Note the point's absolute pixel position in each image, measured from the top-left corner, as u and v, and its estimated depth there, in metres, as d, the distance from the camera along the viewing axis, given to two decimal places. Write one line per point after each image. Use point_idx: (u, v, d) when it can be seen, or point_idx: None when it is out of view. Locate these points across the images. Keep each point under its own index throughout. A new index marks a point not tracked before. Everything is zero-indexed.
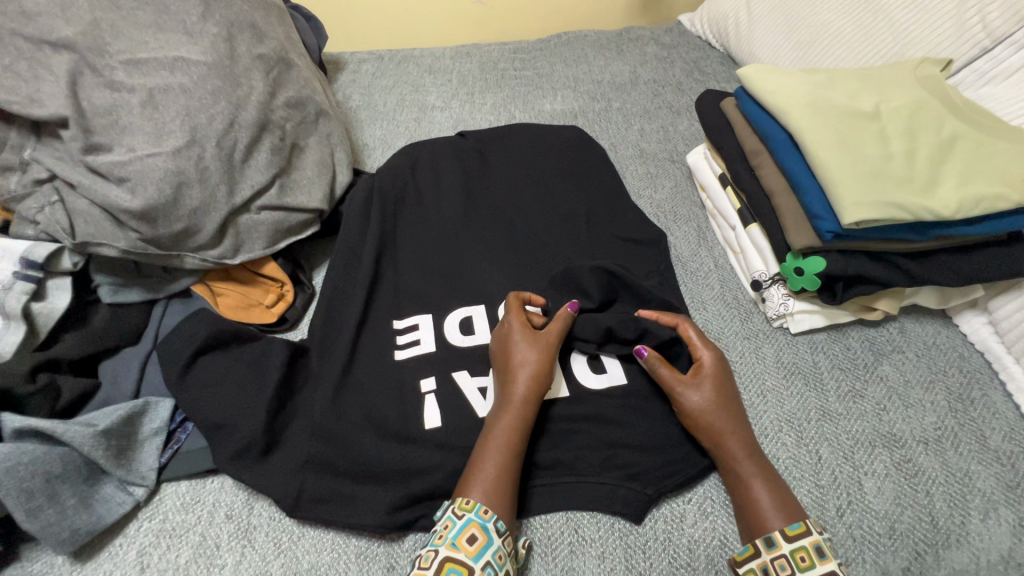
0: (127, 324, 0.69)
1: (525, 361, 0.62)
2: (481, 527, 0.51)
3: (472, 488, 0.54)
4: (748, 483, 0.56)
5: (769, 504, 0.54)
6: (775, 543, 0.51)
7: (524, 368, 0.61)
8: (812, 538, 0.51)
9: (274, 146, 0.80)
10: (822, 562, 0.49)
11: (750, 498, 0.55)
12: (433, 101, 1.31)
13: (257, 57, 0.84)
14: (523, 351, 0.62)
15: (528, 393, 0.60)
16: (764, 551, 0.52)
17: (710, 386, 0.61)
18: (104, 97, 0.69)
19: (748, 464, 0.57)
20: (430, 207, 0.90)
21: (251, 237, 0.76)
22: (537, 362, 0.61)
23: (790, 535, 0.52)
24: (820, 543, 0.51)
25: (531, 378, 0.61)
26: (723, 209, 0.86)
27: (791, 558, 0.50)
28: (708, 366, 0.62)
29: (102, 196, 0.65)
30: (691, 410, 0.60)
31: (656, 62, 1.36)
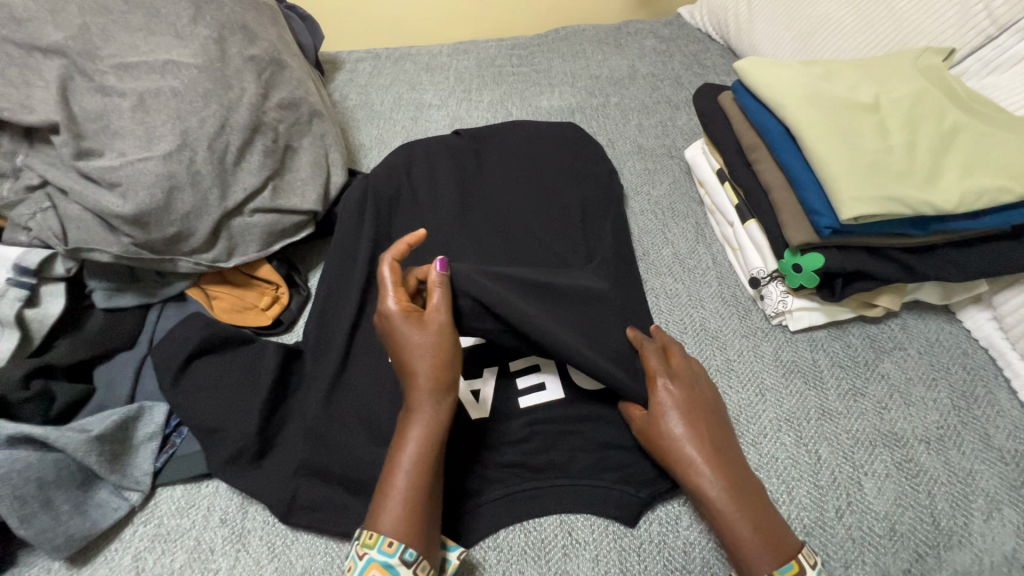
0: (121, 329, 0.69)
1: (420, 355, 0.55)
2: (384, 566, 0.47)
3: (377, 522, 0.50)
4: (727, 515, 0.50)
5: (752, 537, 0.49)
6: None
7: (419, 349, 0.55)
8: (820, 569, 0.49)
9: (267, 148, 0.80)
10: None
11: (731, 531, 0.50)
12: (430, 99, 1.30)
13: (249, 58, 0.84)
14: (410, 343, 0.56)
15: (428, 390, 0.54)
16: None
17: (679, 408, 0.56)
18: (95, 102, 0.69)
19: (724, 493, 0.51)
20: (424, 207, 0.90)
21: (244, 240, 0.76)
22: (434, 353, 0.56)
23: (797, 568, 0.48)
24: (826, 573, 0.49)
25: (431, 376, 0.55)
26: (721, 205, 0.85)
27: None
28: (667, 392, 0.57)
29: (94, 201, 0.65)
30: (666, 438, 0.55)
31: (655, 57, 1.35)
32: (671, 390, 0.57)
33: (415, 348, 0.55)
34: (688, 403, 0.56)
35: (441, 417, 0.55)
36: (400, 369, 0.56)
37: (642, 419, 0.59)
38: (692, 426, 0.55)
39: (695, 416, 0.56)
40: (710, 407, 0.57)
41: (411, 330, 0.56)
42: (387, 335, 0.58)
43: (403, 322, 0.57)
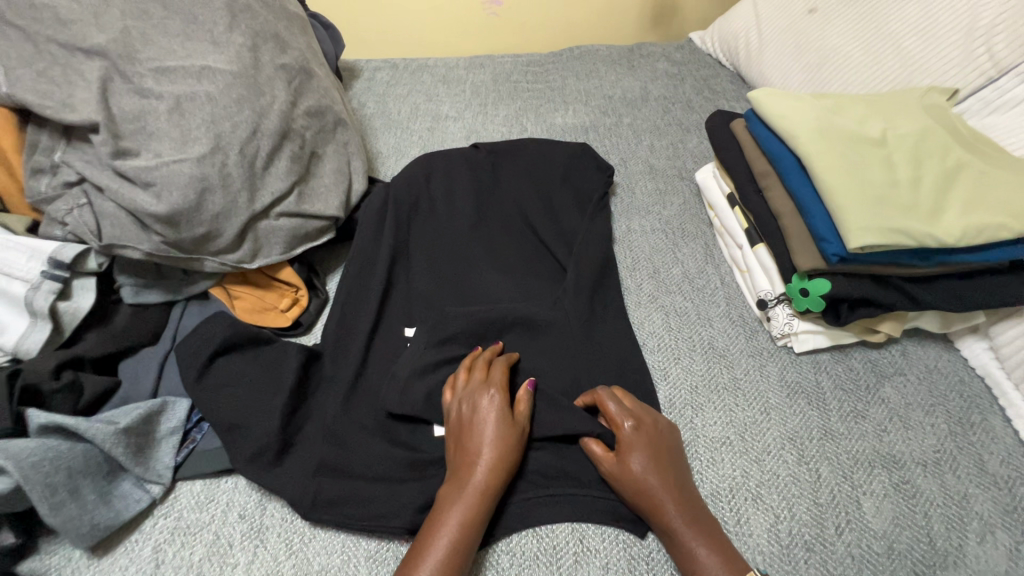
0: (146, 325, 0.71)
1: (484, 439, 0.60)
2: None
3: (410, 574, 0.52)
4: (691, 549, 0.54)
5: (715, 567, 0.53)
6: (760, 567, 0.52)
7: (487, 432, 0.60)
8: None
9: (294, 154, 0.82)
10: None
11: (696, 562, 0.54)
12: (446, 111, 1.33)
13: (280, 66, 0.86)
14: (480, 425, 0.61)
15: (484, 476, 0.58)
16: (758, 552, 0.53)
17: (644, 450, 0.59)
18: (133, 104, 0.72)
19: (687, 529, 0.55)
20: (443, 217, 0.92)
21: (269, 243, 0.78)
22: (499, 443, 0.60)
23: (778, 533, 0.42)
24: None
25: (493, 461, 0.59)
26: (731, 228, 0.87)
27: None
28: (631, 435, 0.60)
29: (129, 199, 0.67)
30: (634, 478, 0.58)
31: (667, 79, 1.40)
32: (634, 433, 0.60)
33: (484, 432, 0.60)
34: (651, 445, 0.60)
35: (491, 498, 0.57)
36: (462, 444, 0.60)
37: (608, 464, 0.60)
38: (652, 467, 0.58)
39: (659, 459, 0.59)
40: (669, 447, 0.61)
41: (490, 408, 0.62)
42: (456, 414, 0.63)
43: (497, 408, 0.62)
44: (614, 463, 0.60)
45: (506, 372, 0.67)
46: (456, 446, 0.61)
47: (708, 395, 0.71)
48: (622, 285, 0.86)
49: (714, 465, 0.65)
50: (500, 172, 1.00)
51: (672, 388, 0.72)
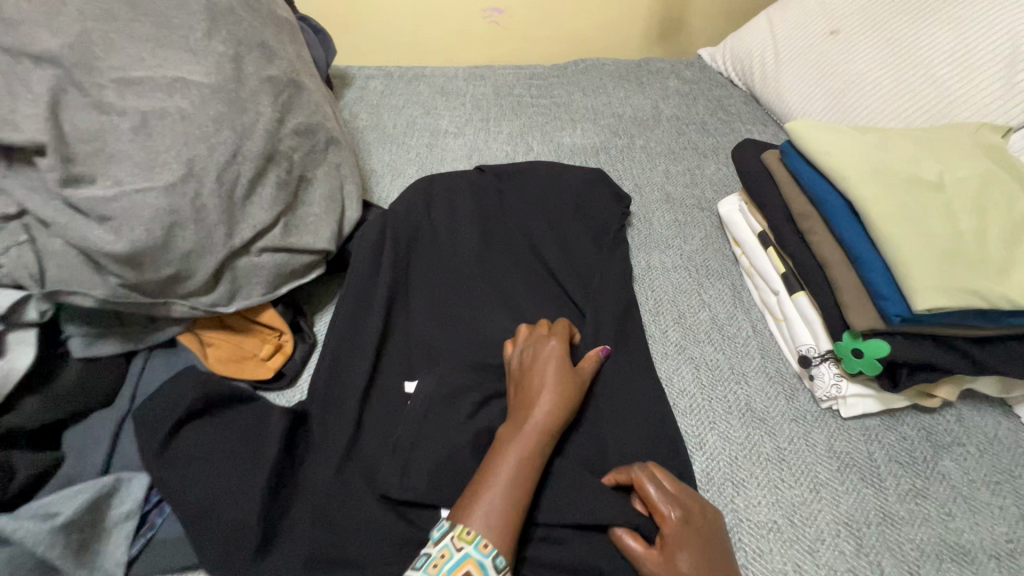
0: (100, 384, 0.60)
1: (545, 400, 0.60)
2: (479, 564, 0.48)
3: (471, 514, 0.51)
4: None
5: None
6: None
7: (548, 386, 0.61)
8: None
9: (281, 180, 0.72)
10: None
11: None
12: (445, 126, 1.24)
13: (266, 79, 0.76)
14: (541, 360, 0.64)
15: (546, 419, 0.59)
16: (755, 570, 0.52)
17: (690, 548, 0.51)
18: (89, 121, 0.61)
19: None
20: (446, 248, 0.83)
21: (249, 283, 0.68)
22: (560, 402, 0.60)
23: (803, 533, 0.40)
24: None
25: (554, 393, 0.61)
26: (764, 271, 0.80)
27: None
28: (675, 529, 0.52)
29: (82, 236, 0.57)
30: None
31: (679, 99, 1.33)
32: (678, 526, 0.52)
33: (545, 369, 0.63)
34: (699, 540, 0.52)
35: (551, 437, 0.58)
36: (523, 390, 0.62)
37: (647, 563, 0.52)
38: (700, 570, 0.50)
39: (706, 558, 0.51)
40: (716, 542, 0.53)
41: (550, 362, 0.63)
42: (516, 377, 0.65)
43: (558, 358, 0.64)
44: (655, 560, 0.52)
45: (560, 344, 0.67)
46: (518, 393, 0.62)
47: (749, 469, 0.63)
48: (646, 332, 0.78)
49: (762, 557, 0.56)
50: (508, 197, 0.91)
51: (709, 461, 0.64)
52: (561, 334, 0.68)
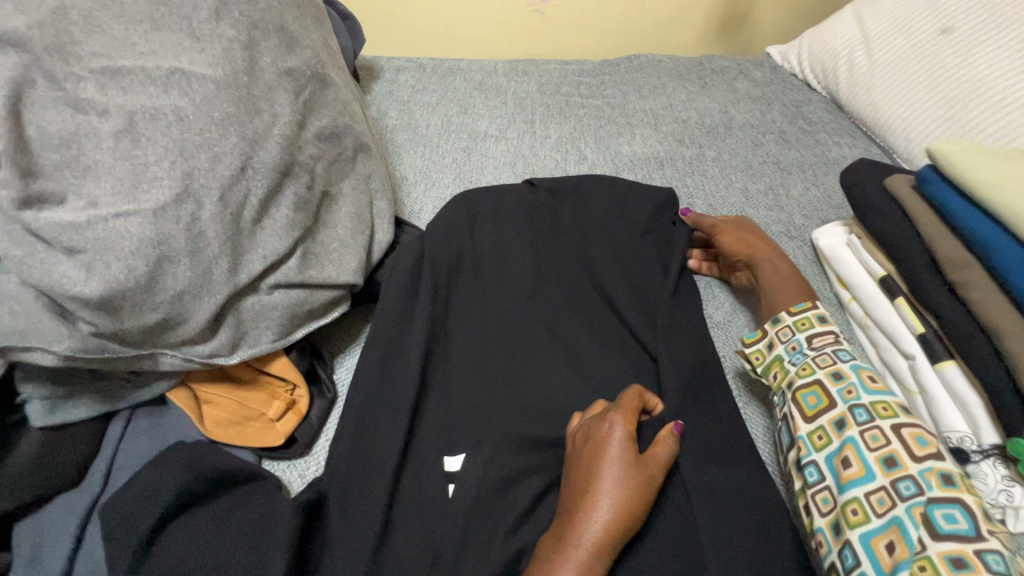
0: (67, 458, 0.48)
1: (599, 508, 0.45)
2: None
3: None
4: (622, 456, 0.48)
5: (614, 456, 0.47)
6: (779, 320, 0.62)
7: (604, 484, 0.46)
8: (833, 413, 0.53)
9: (300, 198, 0.58)
10: (840, 435, 0.52)
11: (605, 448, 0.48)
12: (485, 127, 1.09)
13: (285, 71, 0.63)
14: (601, 443, 0.48)
15: (600, 537, 0.44)
16: (770, 329, 0.63)
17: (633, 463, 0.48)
18: (60, 122, 0.48)
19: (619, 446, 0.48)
20: (494, 280, 0.68)
21: (258, 327, 0.55)
22: (619, 513, 0.45)
23: (749, 343, 0.63)
24: (842, 416, 0.52)
25: (615, 504, 0.45)
26: (888, 325, 0.64)
27: (808, 441, 0.53)
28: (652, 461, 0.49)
29: (42, 274, 0.44)
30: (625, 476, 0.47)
31: (750, 103, 1.16)
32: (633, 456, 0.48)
33: (604, 461, 0.47)
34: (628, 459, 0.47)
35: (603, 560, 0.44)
36: (576, 486, 0.47)
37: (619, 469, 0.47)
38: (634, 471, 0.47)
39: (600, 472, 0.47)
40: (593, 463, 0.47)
41: (612, 450, 0.47)
42: (569, 459, 0.50)
43: (622, 443, 0.48)
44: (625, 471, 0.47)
45: (631, 420, 0.50)
46: (569, 487, 0.48)
47: None
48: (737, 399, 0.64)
49: None
50: (563, 215, 0.75)
51: None
52: (631, 402, 0.51)
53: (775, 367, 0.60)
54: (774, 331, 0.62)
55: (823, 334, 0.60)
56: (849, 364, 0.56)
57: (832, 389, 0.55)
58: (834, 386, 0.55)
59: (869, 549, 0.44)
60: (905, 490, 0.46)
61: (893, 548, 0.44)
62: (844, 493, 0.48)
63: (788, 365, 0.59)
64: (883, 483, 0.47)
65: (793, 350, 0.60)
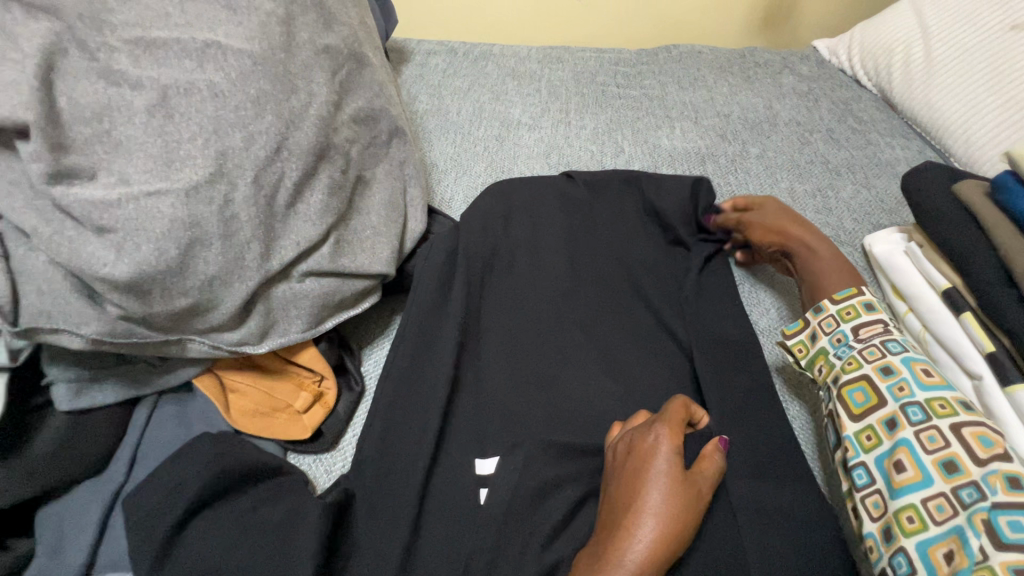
0: (91, 444, 0.47)
1: (644, 525, 0.41)
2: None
3: None
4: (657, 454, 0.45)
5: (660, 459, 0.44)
6: (823, 309, 0.55)
7: (648, 499, 0.42)
8: (883, 413, 0.47)
9: (334, 182, 0.56)
10: (892, 437, 0.45)
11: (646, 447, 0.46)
12: (518, 115, 1.06)
13: (322, 49, 0.60)
14: (646, 454, 0.45)
15: (644, 558, 0.40)
16: (812, 318, 0.56)
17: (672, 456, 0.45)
18: (92, 95, 0.46)
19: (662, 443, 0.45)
20: (531, 275, 0.65)
21: (288, 316, 0.53)
22: (664, 533, 0.41)
23: (789, 334, 0.57)
24: (893, 415, 0.46)
25: (661, 522, 0.41)
26: (952, 342, 0.60)
27: (856, 442, 0.47)
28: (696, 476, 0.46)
29: (70, 253, 0.42)
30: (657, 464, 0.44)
31: (797, 99, 1.11)
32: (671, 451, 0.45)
33: (650, 475, 0.43)
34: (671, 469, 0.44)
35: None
36: (618, 500, 0.44)
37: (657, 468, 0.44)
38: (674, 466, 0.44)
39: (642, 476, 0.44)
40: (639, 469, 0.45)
41: (657, 462, 0.44)
42: (611, 471, 0.47)
43: (668, 456, 0.44)
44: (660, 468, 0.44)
45: (677, 433, 0.47)
46: (611, 501, 0.45)
47: None
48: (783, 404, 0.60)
49: None
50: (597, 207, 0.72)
51: None
52: (677, 413, 0.48)
53: (818, 361, 0.54)
54: (817, 321, 0.55)
55: (871, 325, 0.53)
56: (901, 358, 0.49)
57: (881, 385, 0.48)
58: (884, 381, 0.48)
59: (926, 559, 0.40)
60: (966, 496, 0.40)
61: (951, 558, 0.39)
62: (897, 501, 0.43)
63: (833, 360, 0.53)
64: (942, 490, 0.41)
65: (837, 343, 0.53)
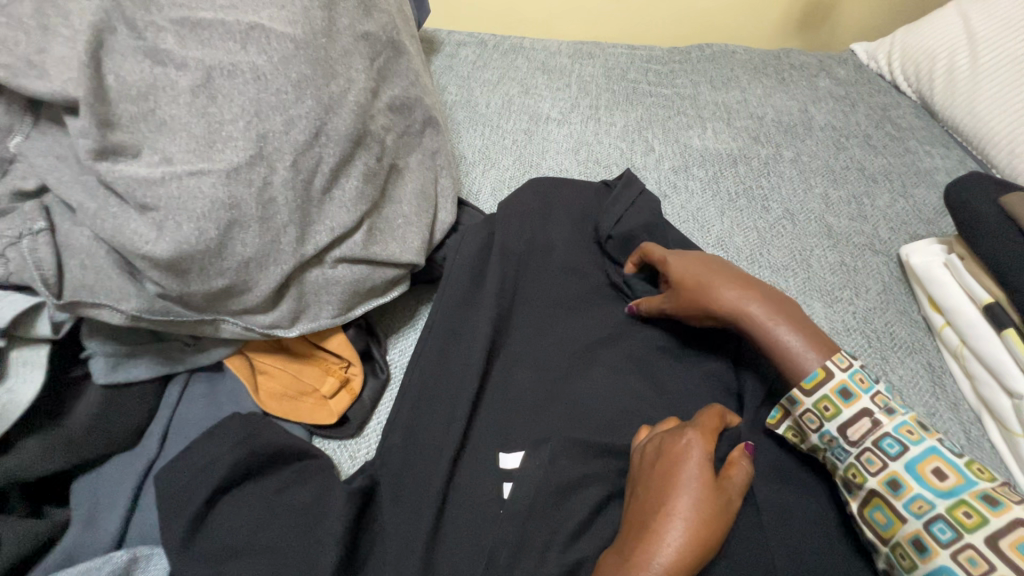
0: (125, 418, 0.47)
1: (672, 529, 0.41)
2: None
3: None
4: (691, 455, 0.45)
5: (692, 462, 0.44)
6: (797, 402, 0.48)
7: (678, 504, 0.42)
8: (904, 531, 0.42)
9: (369, 170, 0.56)
10: (923, 561, 0.41)
11: (678, 448, 0.45)
12: (547, 110, 1.05)
13: (362, 35, 0.59)
14: (677, 459, 0.44)
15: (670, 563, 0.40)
16: (790, 411, 0.49)
17: (706, 461, 0.44)
18: (139, 73, 0.46)
19: (695, 447, 0.45)
20: (562, 270, 0.64)
21: (320, 301, 0.53)
22: (693, 537, 0.41)
23: (773, 424, 0.51)
24: (919, 535, 0.41)
25: (689, 527, 0.41)
26: (993, 358, 0.59)
27: (887, 559, 0.43)
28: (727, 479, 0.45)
29: (114, 229, 0.43)
30: (687, 471, 0.44)
31: (834, 103, 1.08)
32: (703, 453, 0.45)
33: (681, 480, 0.43)
34: (704, 468, 0.44)
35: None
36: (646, 505, 0.44)
37: (691, 472, 0.43)
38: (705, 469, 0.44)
39: (674, 477, 0.44)
40: (669, 470, 0.44)
41: (688, 468, 0.44)
42: (639, 474, 0.47)
43: (700, 463, 0.44)
44: (693, 472, 0.43)
45: (710, 441, 0.46)
46: (639, 504, 0.44)
47: None
48: None
49: None
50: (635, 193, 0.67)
51: None
52: (711, 421, 0.48)
53: (819, 456, 0.48)
54: (796, 413, 0.49)
55: (857, 423, 0.46)
56: (907, 462, 0.44)
57: (898, 504, 0.43)
58: (898, 498, 0.43)
59: None
60: None
61: None
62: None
63: (834, 462, 0.47)
64: None
65: (830, 445, 0.47)
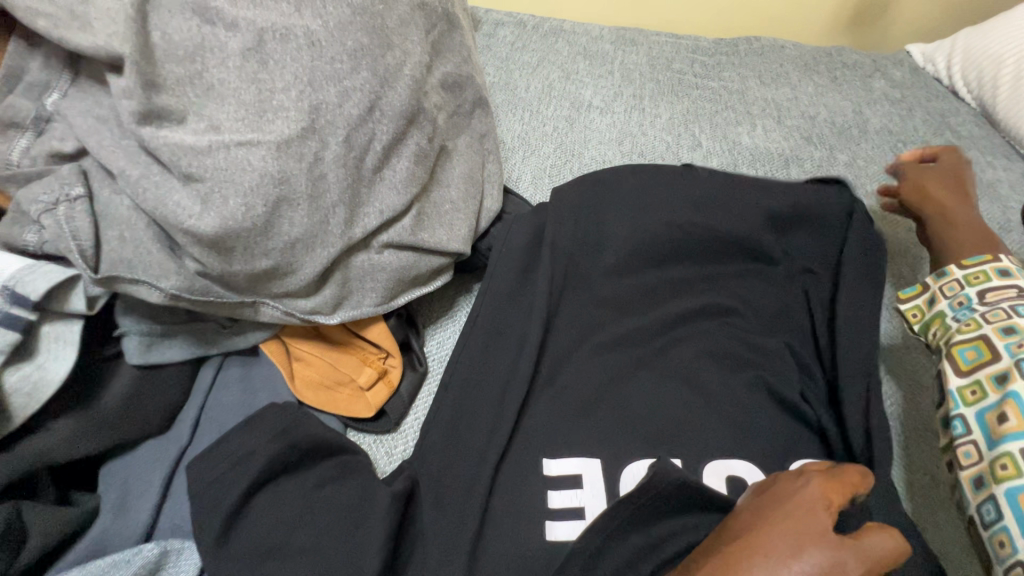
0: (157, 402, 0.45)
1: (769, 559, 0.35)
2: None
3: None
4: (800, 489, 0.39)
5: (803, 494, 0.39)
6: (946, 272, 0.49)
7: (779, 533, 0.36)
8: (996, 367, 0.41)
9: (421, 150, 0.52)
10: (999, 390, 0.40)
11: (790, 483, 0.40)
12: (590, 97, 1.00)
13: (418, 5, 0.55)
14: (787, 491, 0.40)
15: None
16: (933, 283, 0.50)
17: (823, 497, 0.39)
18: (186, 31, 0.43)
19: (810, 484, 0.40)
20: (615, 268, 0.60)
21: (364, 288, 0.50)
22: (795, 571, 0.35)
23: (904, 298, 0.51)
24: (1009, 369, 0.40)
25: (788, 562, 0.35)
26: None
27: (958, 395, 0.43)
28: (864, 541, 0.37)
29: (156, 202, 0.40)
30: (794, 501, 0.38)
31: (889, 105, 1.02)
32: (819, 489, 0.39)
33: (784, 508, 0.38)
34: (819, 506, 0.38)
35: None
36: (740, 531, 0.38)
37: (803, 502, 0.38)
38: (824, 508, 0.38)
39: (778, 507, 0.38)
40: (774, 501, 0.39)
41: (799, 497, 0.39)
42: (741, 507, 0.42)
43: (814, 495, 0.39)
44: (806, 503, 0.38)
45: (834, 485, 0.40)
46: (732, 534, 0.39)
47: None
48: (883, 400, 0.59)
49: None
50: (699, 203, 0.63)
51: None
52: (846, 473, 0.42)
53: (935, 327, 0.48)
54: (938, 285, 0.49)
55: (1001, 289, 0.46)
56: None
57: (999, 343, 0.42)
58: (1003, 339, 0.42)
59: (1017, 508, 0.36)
60: None
61: None
62: (994, 449, 0.39)
63: (950, 323, 0.47)
64: None
65: (959, 306, 0.47)
